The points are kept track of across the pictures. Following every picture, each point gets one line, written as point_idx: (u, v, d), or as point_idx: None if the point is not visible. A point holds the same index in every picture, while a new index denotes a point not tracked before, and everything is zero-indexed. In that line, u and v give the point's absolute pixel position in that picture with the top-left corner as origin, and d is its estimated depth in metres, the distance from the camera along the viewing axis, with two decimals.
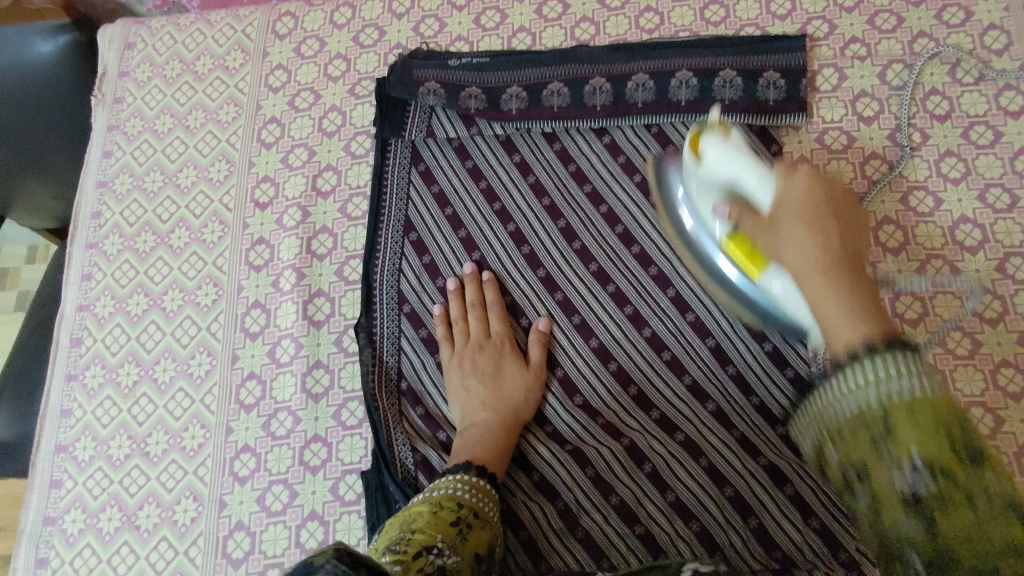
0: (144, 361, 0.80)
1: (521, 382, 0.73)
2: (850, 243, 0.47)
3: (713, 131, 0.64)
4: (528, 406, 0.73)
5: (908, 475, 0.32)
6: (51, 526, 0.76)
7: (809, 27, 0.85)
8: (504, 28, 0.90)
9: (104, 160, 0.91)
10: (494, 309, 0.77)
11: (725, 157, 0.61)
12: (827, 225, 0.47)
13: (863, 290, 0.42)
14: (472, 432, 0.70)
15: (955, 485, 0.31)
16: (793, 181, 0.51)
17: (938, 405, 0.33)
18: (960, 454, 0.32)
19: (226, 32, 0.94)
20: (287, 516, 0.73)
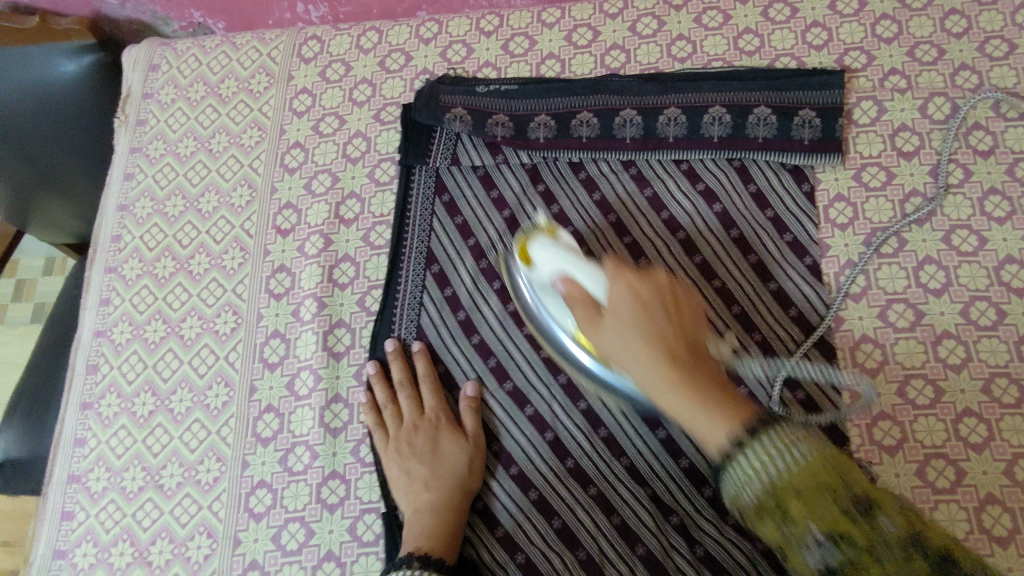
0: (161, 391, 0.79)
1: (461, 453, 0.70)
2: (691, 334, 0.57)
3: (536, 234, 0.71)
4: (473, 476, 0.70)
5: (815, 550, 0.41)
6: (60, 560, 0.74)
7: (846, 58, 0.83)
8: (533, 55, 0.88)
9: (126, 183, 0.90)
10: (426, 382, 0.74)
11: (558, 254, 0.65)
12: (668, 322, 0.56)
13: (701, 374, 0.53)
14: (417, 515, 0.67)
15: (856, 551, 0.40)
16: (612, 268, 0.60)
17: (819, 466, 0.44)
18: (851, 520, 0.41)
19: (252, 55, 0.93)
20: (303, 556, 0.70)
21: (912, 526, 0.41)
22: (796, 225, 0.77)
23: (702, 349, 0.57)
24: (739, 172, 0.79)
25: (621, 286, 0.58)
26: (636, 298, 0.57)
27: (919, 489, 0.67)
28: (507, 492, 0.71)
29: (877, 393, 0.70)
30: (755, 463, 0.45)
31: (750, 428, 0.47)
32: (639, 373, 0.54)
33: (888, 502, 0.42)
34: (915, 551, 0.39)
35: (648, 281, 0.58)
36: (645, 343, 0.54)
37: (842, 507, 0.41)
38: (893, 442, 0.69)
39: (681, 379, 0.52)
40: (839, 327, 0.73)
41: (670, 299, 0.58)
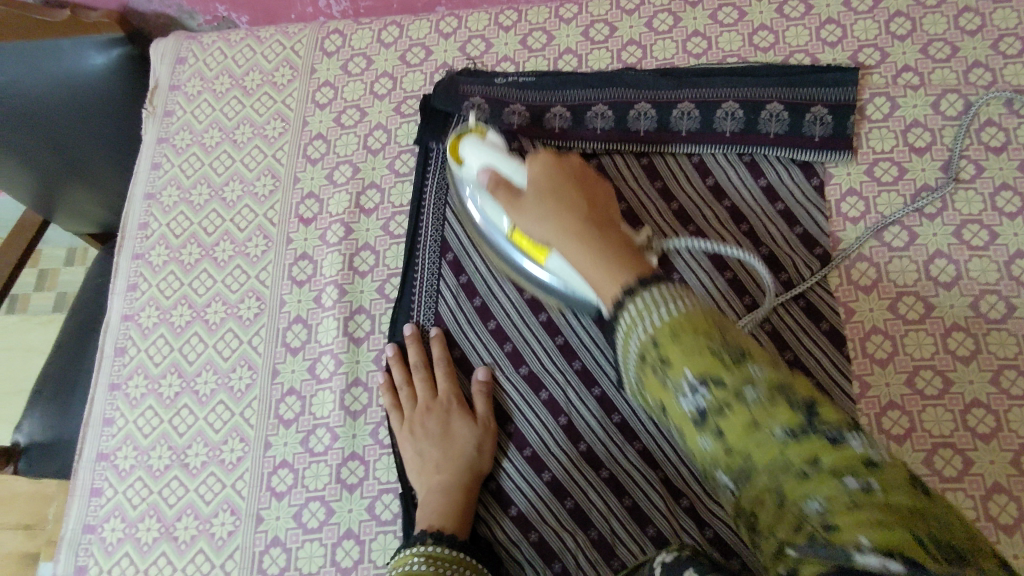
0: (186, 372, 0.81)
1: (471, 437, 0.72)
2: (601, 208, 0.59)
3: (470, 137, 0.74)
4: (483, 460, 0.72)
5: (689, 397, 0.42)
6: (90, 534, 0.76)
7: (860, 55, 0.84)
8: (551, 50, 0.90)
9: (153, 172, 0.93)
10: (440, 365, 0.76)
11: (483, 149, 0.68)
12: (579, 198, 0.59)
13: (612, 239, 0.54)
14: (429, 494, 0.69)
15: (724, 391, 0.41)
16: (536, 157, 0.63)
17: (694, 316, 0.43)
18: (722, 361, 0.42)
19: (276, 49, 0.95)
20: (323, 533, 0.73)
21: (778, 376, 0.42)
22: (807, 218, 0.78)
23: (615, 222, 0.59)
24: (750, 167, 0.80)
25: (538, 170, 0.61)
26: (550, 180, 0.60)
27: (926, 478, 0.68)
28: (522, 472, 0.73)
29: (886, 383, 0.72)
30: (636, 317, 0.45)
31: (643, 279, 0.47)
32: (555, 238, 0.57)
33: (760, 355, 0.43)
34: (781, 399, 0.40)
35: (561, 169, 0.61)
36: (558, 215, 0.57)
37: (715, 352, 0.42)
38: (901, 432, 0.70)
39: (585, 240, 0.54)
40: (849, 319, 0.74)
41: (581, 183, 0.61)
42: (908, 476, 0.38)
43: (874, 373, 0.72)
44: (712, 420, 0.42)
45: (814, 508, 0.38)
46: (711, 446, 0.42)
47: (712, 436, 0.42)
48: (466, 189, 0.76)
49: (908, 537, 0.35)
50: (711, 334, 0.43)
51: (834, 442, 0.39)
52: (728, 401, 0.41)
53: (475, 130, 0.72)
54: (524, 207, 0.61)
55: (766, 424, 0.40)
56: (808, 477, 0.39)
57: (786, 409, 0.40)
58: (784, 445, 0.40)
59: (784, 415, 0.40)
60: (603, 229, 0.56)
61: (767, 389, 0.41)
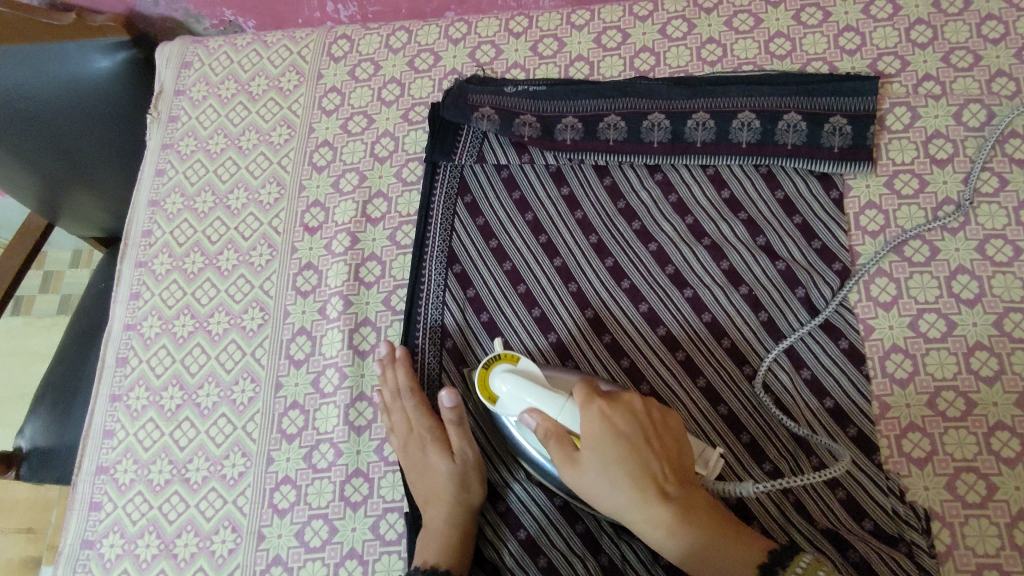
0: (188, 385, 0.80)
1: (449, 470, 0.70)
2: (675, 462, 0.61)
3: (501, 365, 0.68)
4: (467, 482, 0.69)
5: None
6: (88, 550, 0.75)
7: (880, 63, 0.82)
8: (562, 57, 0.88)
9: (157, 178, 0.91)
10: (410, 394, 0.72)
11: (524, 392, 0.64)
12: (655, 462, 0.60)
13: (707, 516, 0.59)
14: (426, 533, 0.67)
15: None
16: (594, 417, 0.60)
17: None
18: None
19: (282, 54, 0.94)
20: (326, 553, 0.71)
21: None
22: (825, 232, 0.76)
23: (688, 473, 0.61)
24: (767, 178, 0.78)
25: (600, 430, 0.60)
26: (621, 445, 0.59)
27: (948, 504, 0.65)
28: (531, 495, 0.71)
29: (906, 404, 0.69)
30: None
31: (768, 564, 0.56)
32: (642, 521, 0.59)
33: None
34: None
35: (621, 416, 0.61)
36: (639, 491, 0.58)
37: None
38: (922, 455, 0.67)
39: (681, 517, 0.58)
40: (868, 336, 0.72)
41: (653, 438, 0.61)
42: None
43: (894, 394, 0.70)
44: None
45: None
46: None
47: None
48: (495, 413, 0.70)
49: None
50: None
51: None
52: None
53: (505, 360, 0.68)
54: (599, 489, 0.60)
55: None
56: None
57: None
58: None
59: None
60: (695, 503, 0.59)
61: None
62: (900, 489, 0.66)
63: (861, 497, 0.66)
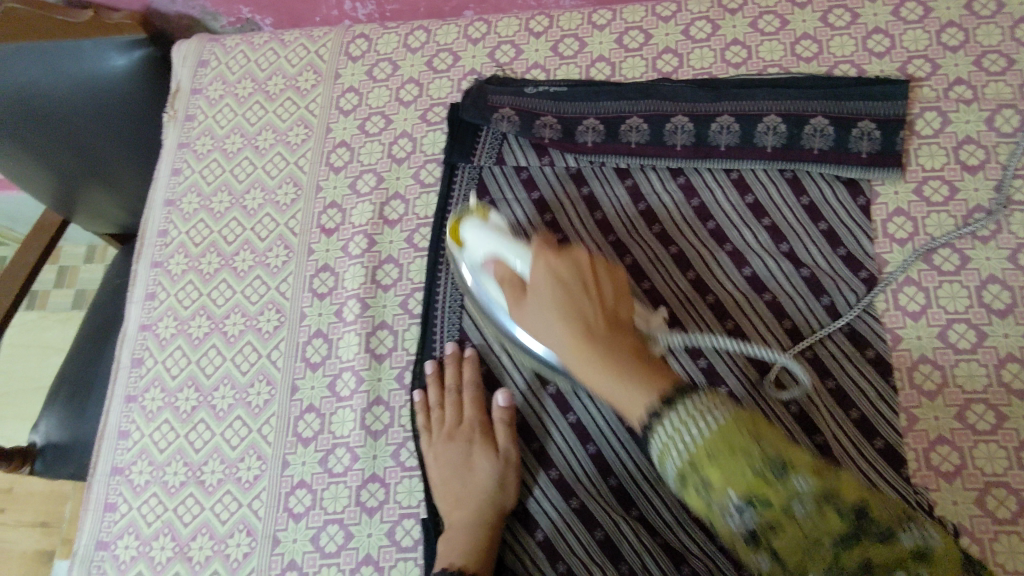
0: (204, 386, 0.79)
1: (494, 472, 0.69)
2: (612, 309, 0.56)
3: (470, 216, 0.69)
4: (505, 496, 0.69)
5: (736, 516, 0.41)
6: (103, 551, 0.75)
7: (909, 66, 0.80)
8: (583, 57, 0.87)
9: (173, 178, 0.91)
10: (468, 390, 0.73)
11: (486, 234, 0.67)
12: (586, 298, 0.56)
13: (627, 354, 0.52)
14: (450, 533, 0.66)
15: (772, 510, 0.40)
16: (541, 260, 0.59)
17: (734, 434, 0.42)
18: (771, 480, 0.40)
19: (299, 52, 0.93)
20: (341, 558, 0.70)
21: (825, 482, 0.41)
22: (851, 239, 0.74)
23: (624, 322, 0.56)
24: (792, 183, 0.77)
25: (541, 267, 0.58)
26: (555, 276, 0.57)
27: (978, 519, 0.64)
28: (549, 499, 0.70)
29: (935, 417, 0.68)
30: (679, 430, 0.44)
31: (666, 395, 0.47)
32: (562, 350, 0.55)
33: (800, 458, 0.42)
34: (830, 510, 0.40)
35: (565, 259, 0.57)
36: (562, 315, 0.55)
37: (756, 470, 0.41)
38: (951, 468, 0.66)
39: (595, 349, 0.53)
40: (895, 346, 0.70)
41: (589, 277, 0.57)
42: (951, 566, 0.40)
43: (922, 406, 0.68)
44: (765, 540, 0.41)
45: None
46: (768, 565, 0.41)
47: (767, 554, 0.41)
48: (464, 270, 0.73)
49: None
50: (749, 448, 0.41)
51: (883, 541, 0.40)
52: (778, 519, 0.40)
53: (476, 212, 0.70)
54: (534, 320, 0.59)
55: (821, 536, 0.40)
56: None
57: (831, 516, 0.40)
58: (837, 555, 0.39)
59: (835, 524, 0.40)
60: (616, 337, 0.54)
61: (815, 503, 0.40)
62: (929, 505, 0.64)
63: None
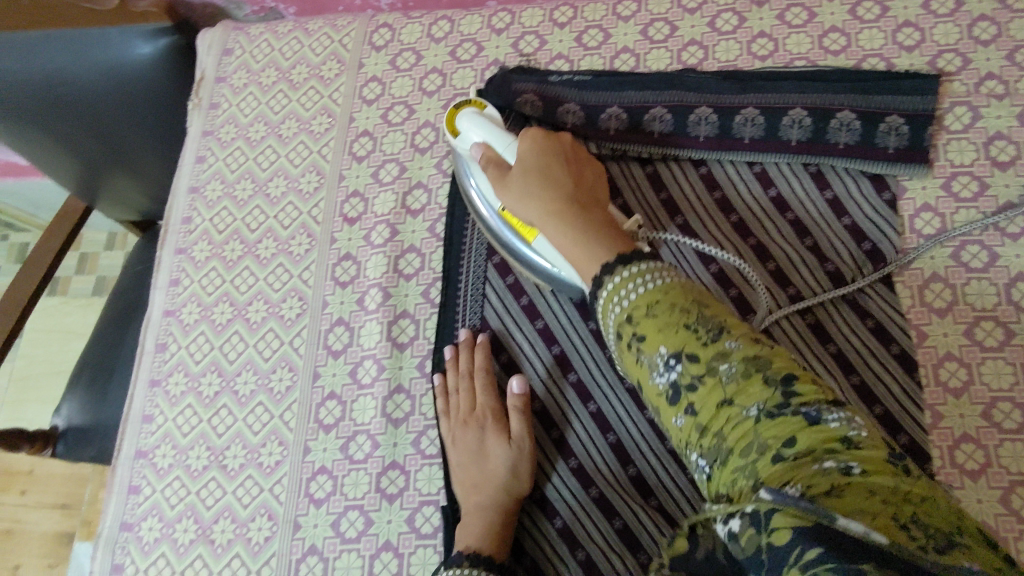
0: (227, 372, 0.80)
1: (508, 458, 0.69)
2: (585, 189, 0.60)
3: (468, 108, 0.70)
4: (520, 483, 0.68)
5: (663, 372, 0.45)
6: (127, 532, 0.76)
7: (940, 60, 0.79)
8: (607, 48, 0.86)
9: (197, 165, 0.91)
10: (482, 376, 0.73)
11: (482, 124, 0.68)
12: (565, 173, 0.60)
13: (593, 221, 0.56)
14: (468, 517, 0.66)
15: (697, 367, 0.43)
16: (527, 143, 0.63)
17: (675, 293, 0.47)
18: (699, 339, 0.44)
19: (323, 42, 0.93)
20: (361, 544, 0.71)
21: (759, 356, 0.43)
22: (877, 234, 0.74)
23: (598, 199, 0.61)
24: (816, 177, 0.76)
25: (528, 147, 0.62)
26: (540, 153, 0.61)
27: (1003, 518, 0.63)
28: (568, 486, 0.70)
29: (959, 415, 0.67)
30: (622, 282, 0.48)
31: (623, 256, 0.50)
32: (537, 218, 0.58)
33: (737, 332, 0.45)
34: (754, 376, 0.42)
35: (551, 145, 0.62)
36: (542, 181, 0.59)
37: (692, 329, 0.45)
38: (976, 467, 0.65)
39: (565, 213, 0.56)
40: (920, 343, 0.70)
41: (570, 160, 0.61)
42: (886, 458, 0.38)
43: (947, 403, 0.67)
44: (685, 396, 0.44)
45: (765, 494, 0.36)
46: (684, 422, 0.44)
47: (686, 412, 0.44)
48: (460, 160, 0.75)
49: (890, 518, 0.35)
50: (687, 311, 0.45)
51: (810, 422, 0.40)
52: (702, 376, 0.43)
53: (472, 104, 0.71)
54: (514, 193, 0.61)
55: (741, 402, 0.41)
56: (782, 457, 0.39)
57: (756, 384, 0.42)
58: (759, 426, 0.40)
59: (757, 392, 0.41)
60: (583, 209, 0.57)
61: (739, 365, 0.42)
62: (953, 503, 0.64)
63: None
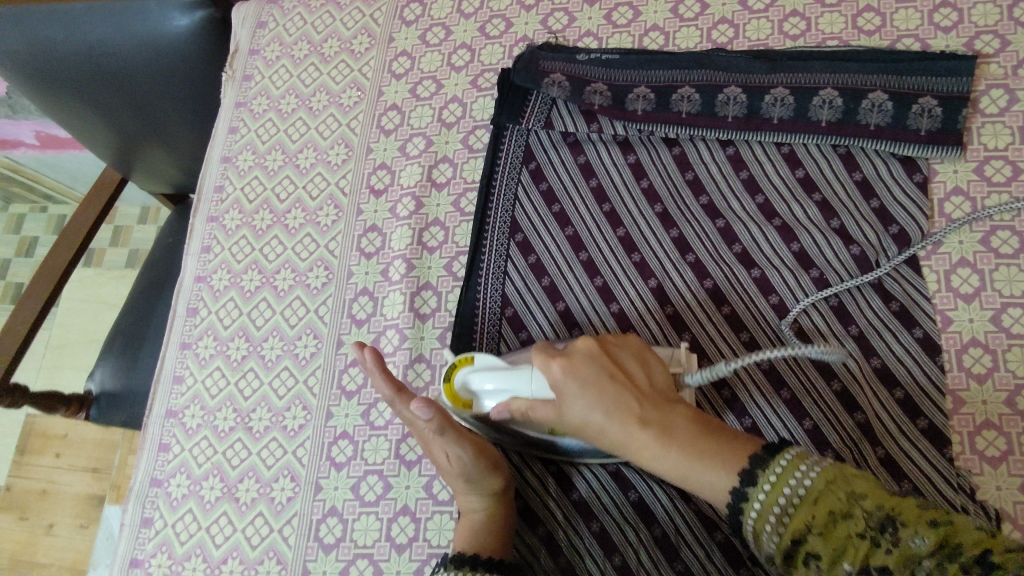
0: (254, 337, 0.82)
1: (449, 464, 0.65)
2: (650, 387, 0.57)
3: (460, 371, 0.65)
4: (476, 482, 0.65)
5: None
6: (156, 488, 0.78)
7: (977, 42, 0.77)
8: (636, 26, 0.86)
9: (230, 136, 0.93)
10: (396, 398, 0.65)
11: (489, 379, 0.62)
12: (619, 387, 0.56)
13: (697, 430, 0.54)
14: (461, 517, 0.67)
15: (893, 573, 0.43)
16: (552, 371, 0.57)
17: (828, 498, 0.46)
18: (880, 543, 0.44)
19: (355, 16, 0.95)
20: (380, 507, 0.72)
21: (941, 533, 0.43)
22: (905, 216, 0.72)
23: (660, 385, 0.58)
24: (845, 159, 0.75)
25: (561, 377, 0.57)
26: (576, 381, 0.56)
27: (1021, 505, 0.63)
28: (584, 460, 0.71)
29: (982, 401, 0.66)
30: (768, 498, 0.48)
31: (750, 470, 0.50)
32: (633, 454, 0.55)
33: (910, 512, 0.44)
34: (947, 560, 0.42)
35: (577, 365, 0.57)
36: (606, 411, 0.55)
37: (864, 534, 0.44)
38: (996, 454, 0.65)
39: (662, 443, 0.53)
40: (945, 328, 0.69)
41: (605, 364, 0.57)
42: None
43: (970, 389, 0.67)
44: None
45: None
46: None
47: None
48: (471, 421, 0.68)
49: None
50: (848, 515, 0.45)
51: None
52: None
53: (460, 362, 0.66)
54: (592, 428, 0.57)
55: None
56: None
57: (957, 575, 0.41)
58: None
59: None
60: (671, 414, 0.55)
61: (933, 558, 0.42)
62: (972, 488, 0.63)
63: (930, 492, 0.63)
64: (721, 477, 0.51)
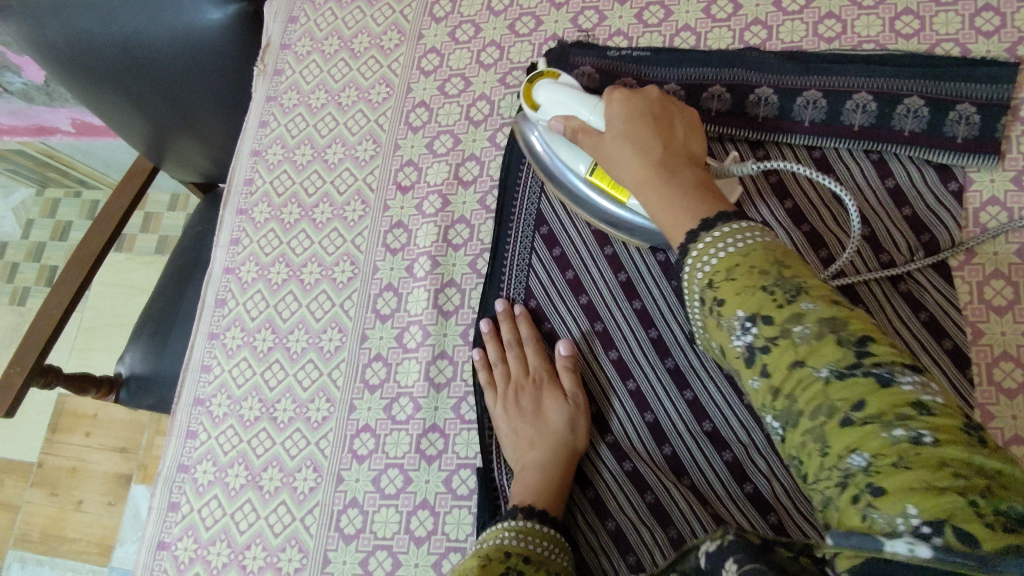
0: (280, 329, 0.83)
1: (564, 413, 0.71)
2: (678, 144, 0.60)
3: (544, 80, 0.73)
4: (577, 439, 0.70)
5: (740, 335, 0.44)
6: (184, 474, 0.80)
7: (1020, 47, 0.75)
8: (667, 26, 0.85)
9: (260, 129, 0.95)
10: (530, 343, 0.75)
11: (563, 92, 0.70)
12: (651, 128, 0.60)
13: (689, 180, 0.56)
14: (522, 473, 0.68)
15: (773, 327, 0.42)
16: (614, 106, 0.64)
17: (754, 252, 0.46)
18: (772, 299, 0.43)
19: (384, 12, 0.95)
20: (399, 500, 0.73)
21: (836, 313, 0.42)
22: (938, 224, 0.71)
23: (687, 147, 0.61)
24: (877, 165, 0.74)
25: (616, 109, 0.63)
26: (626, 110, 0.62)
27: None
28: (602, 460, 0.72)
29: (1012, 417, 0.65)
30: (707, 246, 0.48)
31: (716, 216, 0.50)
32: (630, 178, 0.60)
33: (817, 288, 0.43)
34: (828, 335, 0.41)
35: (635, 103, 0.63)
36: (632, 142, 0.60)
37: (767, 289, 0.43)
38: None
39: (657, 175, 0.57)
40: (975, 341, 0.68)
41: (656, 111, 0.62)
42: (959, 425, 0.37)
43: (999, 403, 0.66)
44: (762, 359, 0.43)
45: (855, 458, 0.37)
46: (761, 386, 0.43)
47: (766, 382, 0.43)
48: (535, 138, 0.77)
49: (954, 504, 0.33)
50: (764, 271, 0.44)
51: (883, 383, 0.38)
52: (777, 337, 0.42)
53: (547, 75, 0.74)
54: (611, 154, 0.62)
55: (813, 362, 0.41)
56: (846, 425, 0.38)
57: (829, 343, 0.40)
58: (832, 391, 0.39)
59: (830, 352, 0.40)
60: (679, 166, 0.58)
61: (815, 326, 0.41)
62: None
63: None
64: (683, 208, 0.53)
